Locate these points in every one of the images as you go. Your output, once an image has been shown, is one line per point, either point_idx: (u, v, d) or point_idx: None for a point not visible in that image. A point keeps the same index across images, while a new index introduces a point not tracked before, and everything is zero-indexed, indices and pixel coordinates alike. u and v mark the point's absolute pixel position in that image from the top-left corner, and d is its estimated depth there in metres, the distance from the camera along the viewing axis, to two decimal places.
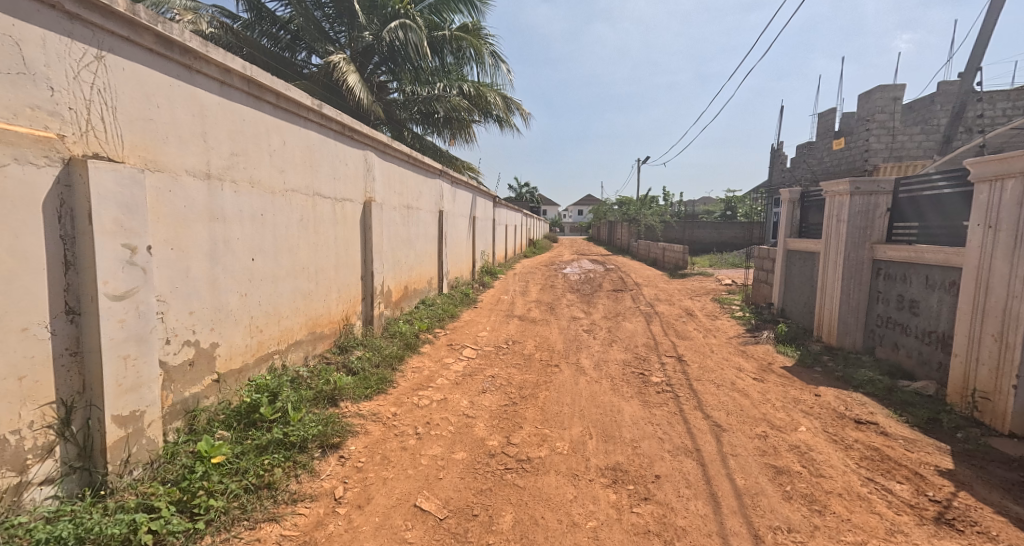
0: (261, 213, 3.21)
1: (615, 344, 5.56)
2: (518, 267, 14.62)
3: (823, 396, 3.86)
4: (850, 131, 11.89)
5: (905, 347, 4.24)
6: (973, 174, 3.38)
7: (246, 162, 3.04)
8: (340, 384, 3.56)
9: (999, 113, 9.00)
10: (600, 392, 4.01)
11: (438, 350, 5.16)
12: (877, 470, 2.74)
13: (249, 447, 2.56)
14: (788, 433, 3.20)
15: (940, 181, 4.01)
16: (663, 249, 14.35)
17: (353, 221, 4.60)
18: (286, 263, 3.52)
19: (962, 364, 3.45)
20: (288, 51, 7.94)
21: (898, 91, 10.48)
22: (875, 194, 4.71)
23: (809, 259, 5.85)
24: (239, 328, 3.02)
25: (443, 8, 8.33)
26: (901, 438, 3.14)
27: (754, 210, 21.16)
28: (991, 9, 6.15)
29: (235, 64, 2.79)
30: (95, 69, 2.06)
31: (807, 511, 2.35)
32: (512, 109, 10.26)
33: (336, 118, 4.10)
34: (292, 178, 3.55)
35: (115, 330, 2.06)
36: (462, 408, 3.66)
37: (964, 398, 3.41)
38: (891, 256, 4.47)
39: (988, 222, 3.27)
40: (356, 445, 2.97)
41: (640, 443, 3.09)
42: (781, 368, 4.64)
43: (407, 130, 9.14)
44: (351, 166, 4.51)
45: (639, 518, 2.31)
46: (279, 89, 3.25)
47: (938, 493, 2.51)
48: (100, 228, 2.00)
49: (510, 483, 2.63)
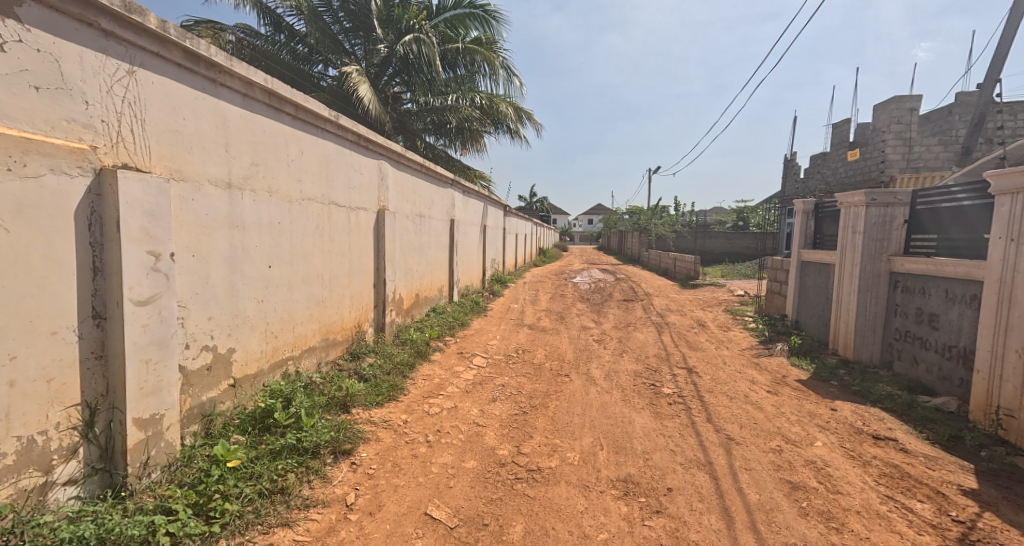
0: (278, 221, 3.28)
1: (626, 354, 5.53)
2: (529, 276, 14.64)
3: (840, 411, 3.79)
4: (866, 143, 11.75)
5: (925, 362, 4.14)
6: (994, 187, 3.34)
7: (265, 172, 3.12)
8: (352, 390, 3.59)
9: (1020, 124, 8.85)
10: (611, 403, 3.99)
11: (449, 358, 5.18)
12: (897, 488, 2.68)
13: (263, 452, 2.60)
14: (804, 448, 3.14)
15: (958, 192, 3.97)
16: (674, 259, 14.27)
17: (366, 229, 4.67)
18: (301, 269, 3.58)
19: (985, 381, 3.37)
20: (305, 64, 8.16)
21: (915, 102, 10.37)
22: (892, 206, 4.67)
23: (824, 270, 5.78)
24: (255, 334, 3.07)
25: (458, 23, 8.49)
26: (922, 455, 3.07)
27: (768, 221, 20.94)
28: (1011, 22, 6.08)
29: (257, 77, 2.88)
30: (126, 83, 2.14)
31: (824, 528, 2.31)
32: (524, 120, 10.36)
33: (352, 129, 4.18)
34: (309, 187, 3.63)
35: (138, 334, 2.11)
36: (472, 416, 3.67)
37: (988, 415, 3.32)
38: (909, 269, 4.41)
39: (1009, 235, 3.22)
40: (368, 451, 2.98)
41: (651, 455, 3.07)
42: (796, 381, 4.57)
43: (420, 140, 9.29)
44: (365, 175, 4.59)
45: (652, 531, 2.29)
46: (298, 101, 3.34)
47: (961, 513, 2.45)
48: (127, 235, 2.06)
49: (520, 492, 2.62)
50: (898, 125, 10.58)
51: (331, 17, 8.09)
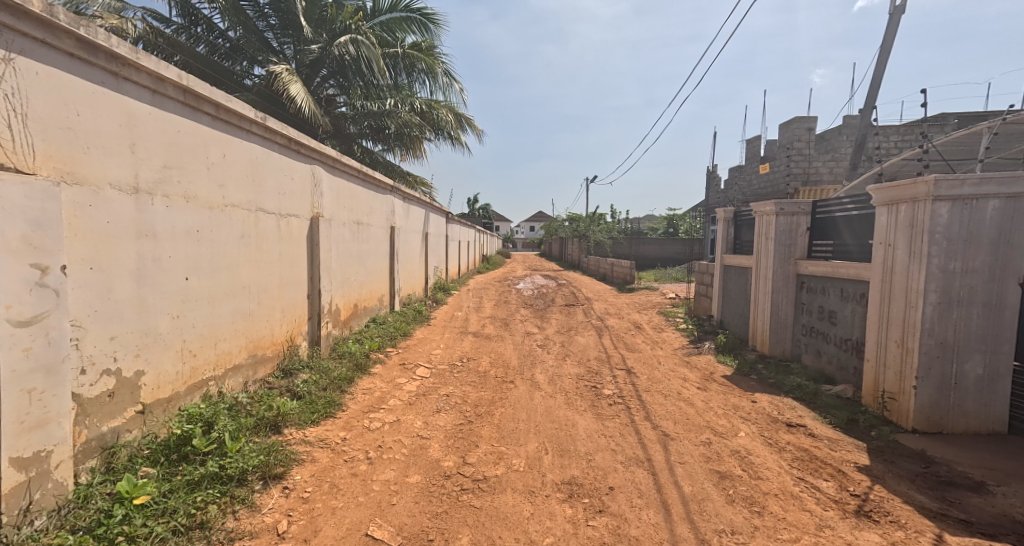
0: (197, 229, 3.02)
1: (568, 358, 5.67)
2: (473, 283, 14.59)
3: (759, 402, 4.13)
4: (774, 157, 12.98)
5: (827, 354, 4.63)
6: (875, 199, 3.81)
7: (181, 175, 2.87)
8: (284, 409, 3.37)
9: (892, 145, 10.22)
10: (555, 407, 4.07)
11: (390, 370, 5.01)
12: (807, 470, 2.96)
13: (178, 484, 2.36)
14: (730, 439, 3.39)
15: (850, 205, 4.49)
16: (612, 264, 14.85)
17: (299, 237, 4.43)
18: (224, 282, 3.33)
19: (873, 369, 3.82)
20: (227, 60, 7.64)
21: (810, 123, 11.67)
22: (797, 215, 5.18)
23: (743, 273, 6.28)
24: (169, 353, 2.80)
25: (395, 27, 8.44)
26: (826, 438, 3.42)
27: (694, 228, 22.44)
28: (882, 56, 7.03)
29: (169, 73, 2.65)
30: (3, 73, 1.89)
31: (748, 513, 2.50)
32: (464, 127, 10.37)
33: (282, 132, 3.97)
34: (233, 193, 3.39)
35: (18, 359, 1.85)
36: (415, 429, 3.58)
37: (876, 399, 3.77)
38: (812, 271, 4.91)
39: (887, 241, 3.70)
40: (302, 474, 2.81)
41: (594, 455, 3.17)
42: (722, 377, 4.92)
43: (356, 144, 8.97)
44: (297, 181, 4.37)
45: (595, 531, 2.36)
46: (220, 100, 3.11)
47: (857, 488, 2.75)
48: (5, 246, 1.81)
49: (466, 504, 2.59)
50: (797, 143, 11.86)
51: (256, 13, 7.70)
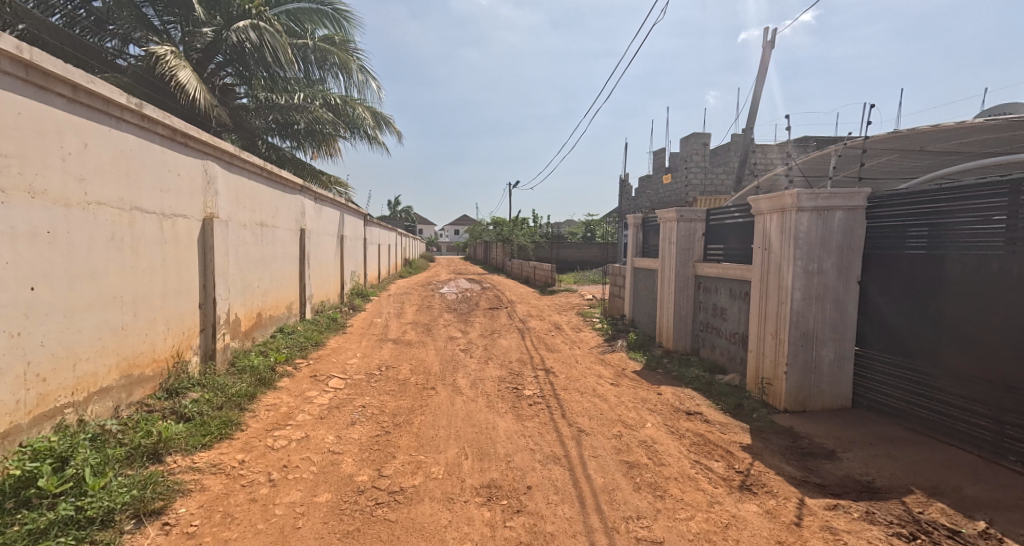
0: (48, 230, 2.58)
1: (491, 361, 5.69)
2: (395, 288, 14.11)
3: (664, 394, 4.47)
4: (676, 168, 14.18)
5: (719, 346, 5.13)
6: (755, 208, 4.30)
7: (25, 166, 2.44)
8: (167, 434, 2.98)
9: (769, 161, 11.66)
10: (476, 411, 4.05)
11: (299, 383, 4.66)
12: (703, 453, 3.25)
13: (15, 536, 1.98)
14: (638, 430, 3.62)
15: (735, 213, 5.02)
16: (534, 267, 15.21)
17: (188, 240, 3.97)
18: (86, 291, 2.87)
19: (755, 359, 4.30)
20: (93, 35, 6.59)
21: (704, 139, 12.95)
22: (693, 222, 5.69)
23: (651, 275, 6.77)
24: (7, 378, 2.35)
25: (303, 18, 7.94)
26: (718, 422, 3.78)
27: (609, 232, 23.76)
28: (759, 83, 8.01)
29: (5, 44, 2.23)
30: None
31: (651, 498, 2.68)
32: (382, 126, 10.02)
33: (163, 121, 3.53)
34: (98, 189, 2.94)
35: None
36: (327, 444, 3.36)
37: (757, 385, 4.25)
38: (706, 272, 5.43)
39: (764, 245, 4.20)
40: (186, 506, 2.49)
41: (513, 456, 3.20)
42: (632, 372, 5.24)
43: (260, 140, 8.25)
44: (185, 176, 3.91)
45: (512, 531, 2.38)
46: (79, 81, 2.69)
47: (742, 465, 3.07)
48: None
49: (380, 518, 2.48)
50: (694, 156, 13.09)
51: None
